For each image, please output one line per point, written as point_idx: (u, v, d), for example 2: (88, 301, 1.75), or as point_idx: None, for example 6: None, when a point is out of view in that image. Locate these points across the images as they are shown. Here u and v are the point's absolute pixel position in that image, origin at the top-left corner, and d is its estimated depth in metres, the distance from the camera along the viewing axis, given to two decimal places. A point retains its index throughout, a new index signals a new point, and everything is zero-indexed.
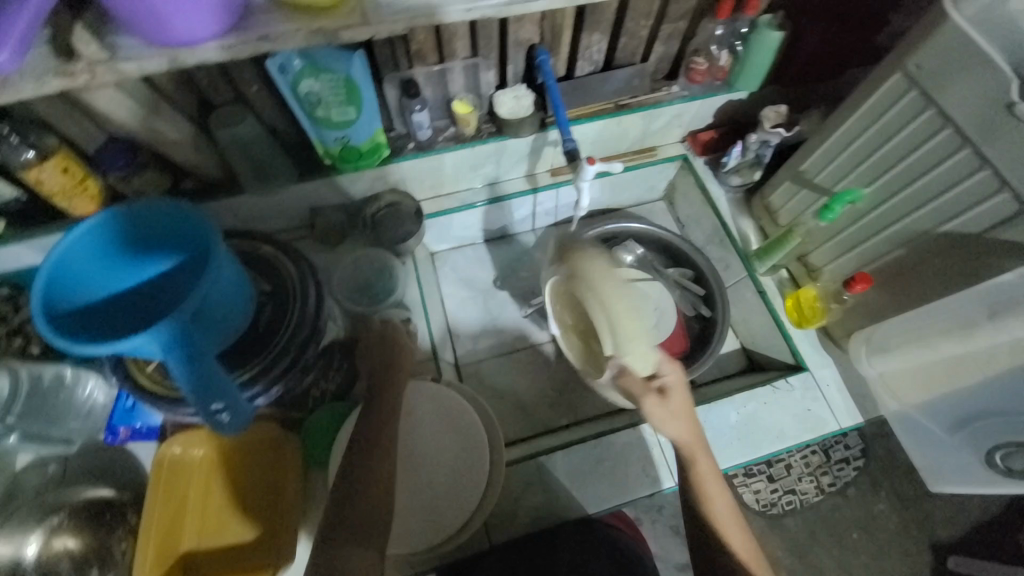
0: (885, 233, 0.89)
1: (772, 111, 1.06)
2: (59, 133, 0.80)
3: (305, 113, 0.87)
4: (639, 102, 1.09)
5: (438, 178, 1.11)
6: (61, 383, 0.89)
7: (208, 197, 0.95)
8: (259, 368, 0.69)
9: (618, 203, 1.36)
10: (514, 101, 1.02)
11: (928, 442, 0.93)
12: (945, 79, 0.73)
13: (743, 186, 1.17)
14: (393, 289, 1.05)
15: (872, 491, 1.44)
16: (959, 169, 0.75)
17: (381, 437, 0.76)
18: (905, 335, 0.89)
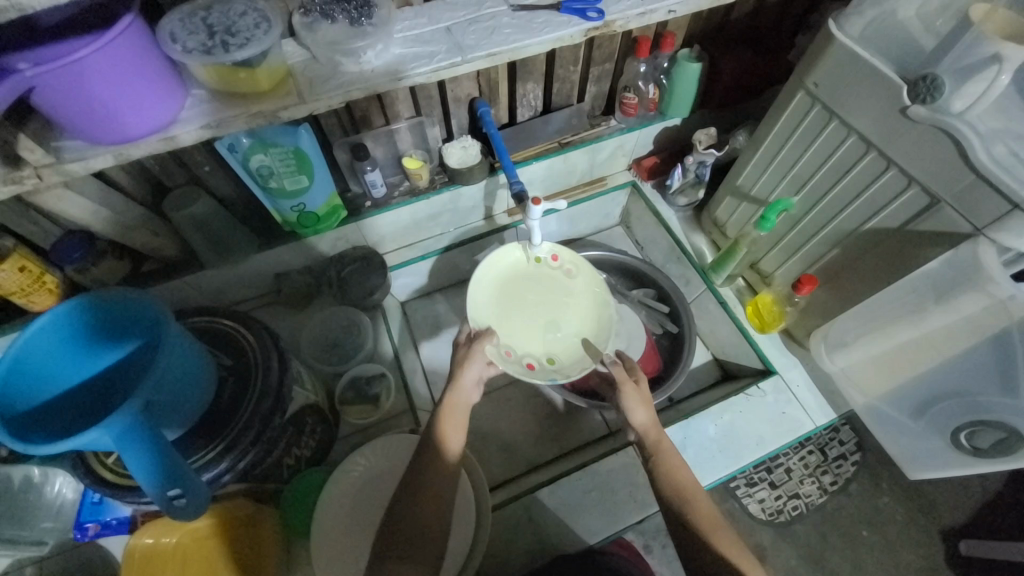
0: (821, 235, 0.94)
1: (704, 135, 1.13)
2: (15, 234, 0.81)
3: (259, 187, 0.91)
4: (581, 138, 1.16)
5: (397, 231, 1.15)
6: (30, 484, 0.85)
7: (171, 276, 0.96)
8: (221, 447, 0.68)
9: (578, 233, 1.41)
10: (462, 151, 1.08)
11: (898, 431, 0.95)
12: (840, 92, 0.80)
13: (690, 205, 1.24)
14: (363, 343, 1.06)
15: (872, 484, 1.45)
16: (870, 170, 0.82)
17: (430, 509, 0.70)
18: (858, 328, 0.93)
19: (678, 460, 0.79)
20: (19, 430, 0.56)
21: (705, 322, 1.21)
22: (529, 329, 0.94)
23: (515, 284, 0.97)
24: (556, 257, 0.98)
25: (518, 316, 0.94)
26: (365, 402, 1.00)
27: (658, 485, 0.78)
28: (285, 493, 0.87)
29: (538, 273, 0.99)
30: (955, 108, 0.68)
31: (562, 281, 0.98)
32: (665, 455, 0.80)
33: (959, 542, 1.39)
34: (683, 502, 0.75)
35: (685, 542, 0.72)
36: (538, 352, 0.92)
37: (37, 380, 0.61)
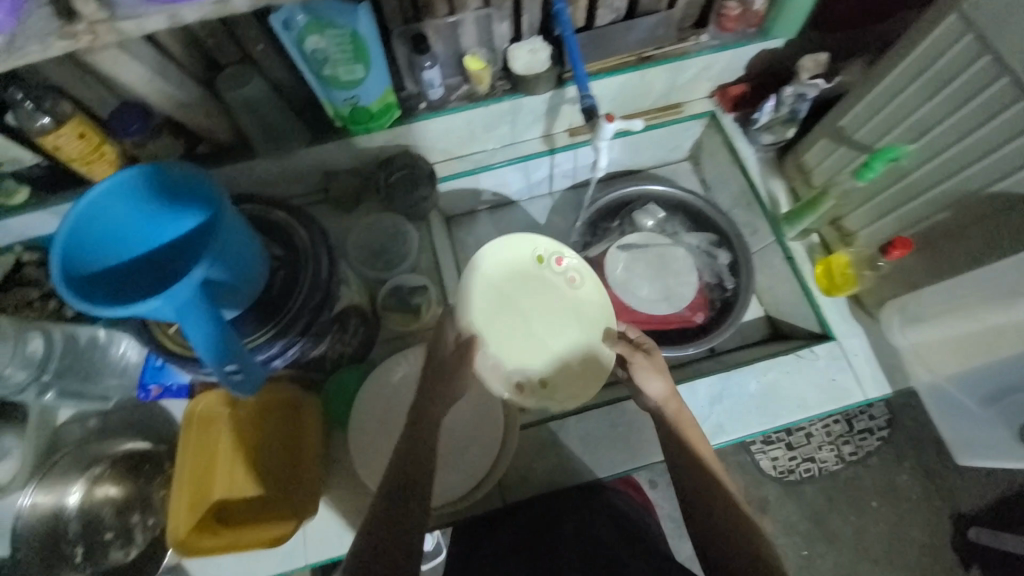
0: (931, 193, 0.83)
1: (811, 60, 0.97)
2: (74, 99, 0.80)
3: (312, 73, 0.84)
4: (664, 53, 1.03)
5: (450, 140, 1.08)
6: (96, 344, 0.93)
7: (222, 162, 0.95)
8: (273, 333, 0.70)
9: (640, 164, 1.29)
10: (529, 55, 0.97)
11: (956, 416, 0.90)
12: (1004, 17, 0.64)
13: (775, 145, 1.10)
14: (406, 254, 1.04)
15: (894, 460, 1.43)
16: (1017, 122, 0.68)
17: (412, 472, 0.69)
18: (944, 304, 0.84)
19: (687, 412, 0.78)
20: (83, 291, 0.57)
21: (766, 278, 1.12)
22: (532, 345, 0.86)
23: (507, 297, 0.87)
24: (559, 260, 0.90)
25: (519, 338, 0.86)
26: (406, 312, 0.99)
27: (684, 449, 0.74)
28: (327, 384, 0.92)
29: (540, 277, 0.89)
30: None
31: (567, 288, 0.89)
32: (686, 429, 0.76)
33: (969, 528, 1.38)
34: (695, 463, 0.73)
35: (693, 499, 0.70)
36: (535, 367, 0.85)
37: (98, 244, 0.61)
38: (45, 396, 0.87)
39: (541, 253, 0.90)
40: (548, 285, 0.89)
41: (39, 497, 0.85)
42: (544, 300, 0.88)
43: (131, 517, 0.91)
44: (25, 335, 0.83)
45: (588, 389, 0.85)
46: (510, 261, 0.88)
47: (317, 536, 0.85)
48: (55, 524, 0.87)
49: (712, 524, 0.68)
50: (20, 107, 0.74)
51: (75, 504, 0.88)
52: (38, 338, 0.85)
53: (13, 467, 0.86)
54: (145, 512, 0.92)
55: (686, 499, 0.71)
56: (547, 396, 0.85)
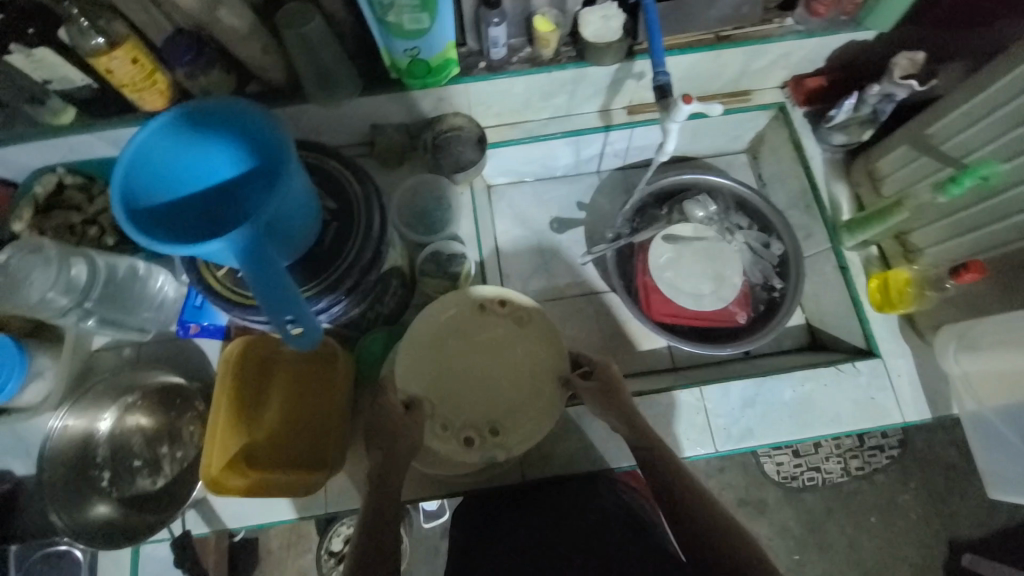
0: (1016, 218, 0.78)
1: (906, 58, 0.90)
2: (129, 21, 0.77)
3: (375, 17, 0.80)
4: (745, 34, 0.96)
5: (504, 104, 1.03)
6: (135, 275, 0.92)
7: (270, 103, 0.92)
8: (323, 287, 0.69)
9: (695, 152, 1.23)
10: (602, 21, 0.91)
11: (995, 449, 0.86)
12: None
13: (845, 147, 1.04)
14: (449, 220, 1.03)
15: (900, 480, 1.42)
16: None
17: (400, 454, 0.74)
18: (1008, 335, 0.81)
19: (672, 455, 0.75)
20: (142, 226, 0.55)
21: (813, 285, 1.08)
22: (478, 395, 0.81)
23: (450, 344, 0.82)
24: (502, 301, 0.83)
25: (464, 386, 0.81)
26: (443, 279, 0.98)
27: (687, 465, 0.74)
28: (360, 341, 0.92)
29: (483, 322, 0.83)
30: None
31: (513, 330, 0.83)
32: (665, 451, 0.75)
33: (964, 555, 1.37)
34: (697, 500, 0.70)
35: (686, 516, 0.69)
36: (482, 417, 0.80)
37: (155, 179, 0.59)
38: (87, 322, 0.89)
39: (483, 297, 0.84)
40: (492, 329, 0.83)
41: (70, 422, 0.88)
42: (490, 344, 0.82)
43: (160, 448, 0.92)
44: (68, 259, 0.83)
45: (537, 430, 0.79)
46: (446, 320, 0.84)
47: (338, 490, 0.87)
48: (85, 446, 0.90)
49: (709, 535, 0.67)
50: (75, 24, 0.72)
51: (106, 430, 0.91)
52: (82, 263, 0.85)
53: (42, 389, 0.89)
54: (174, 445, 0.93)
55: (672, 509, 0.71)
56: (497, 445, 0.79)
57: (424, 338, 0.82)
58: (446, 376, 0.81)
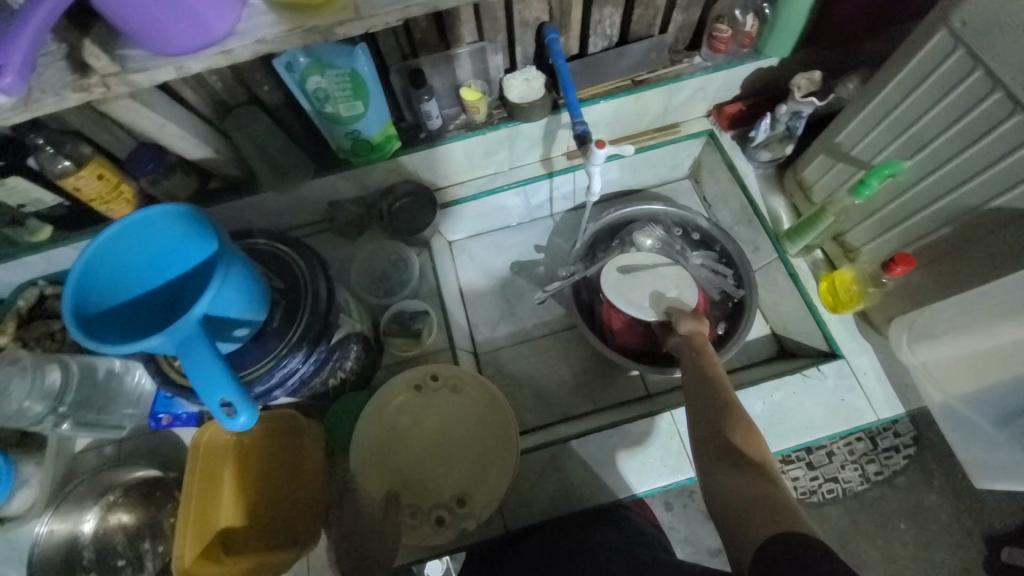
0: (932, 208, 0.81)
1: (804, 79, 0.97)
2: (94, 143, 0.85)
3: (314, 110, 0.89)
4: (658, 76, 1.04)
5: (450, 167, 1.11)
6: (113, 373, 0.98)
7: (230, 195, 0.99)
8: (273, 363, 0.72)
9: (640, 184, 1.30)
10: (524, 84, 1.00)
11: (973, 436, 0.86)
12: (993, 33, 0.64)
13: (773, 161, 1.09)
14: (408, 280, 1.08)
15: (923, 480, 1.28)
16: (1011, 137, 0.67)
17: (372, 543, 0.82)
18: (957, 320, 0.82)
19: (719, 364, 0.81)
20: (93, 333, 0.59)
21: (768, 294, 1.11)
22: (439, 471, 0.89)
23: (399, 429, 0.91)
24: (434, 377, 0.93)
25: (423, 467, 0.89)
26: (407, 337, 1.03)
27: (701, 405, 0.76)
28: (330, 410, 0.94)
29: (422, 402, 0.92)
30: None
31: (450, 400, 0.92)
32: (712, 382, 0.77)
33: (1001, 549, 1.24)
34: (723, 410, 0.72)
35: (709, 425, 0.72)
36: (448, 493, 0.88)
37: (104, 285, 0.63)
38: (61, 427, 0.92)
39: (416, 380, 0.93)
40: (433, 405, 0.92)
41: (55, 526, 0.90)
42: (437, 416, 0.92)
43: (141, 545, 0.91)
44: (44, 367, 0.88)
45: (499, 487, 0.86)
46: (390, 413, 0.91)
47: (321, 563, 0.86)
48: (71, 551, 0.90)
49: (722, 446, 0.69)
50: (43, 152, 0.79)
51: (89, 531, 0.91)
52: (57, 370, 0.90)
53: (29, 496, 0.90)
54: (155, 539, 0.92)
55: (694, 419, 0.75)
56: (466, 515, 0.86)
57: (373, 433, 0.89)
58: (403, 463, 0.89)
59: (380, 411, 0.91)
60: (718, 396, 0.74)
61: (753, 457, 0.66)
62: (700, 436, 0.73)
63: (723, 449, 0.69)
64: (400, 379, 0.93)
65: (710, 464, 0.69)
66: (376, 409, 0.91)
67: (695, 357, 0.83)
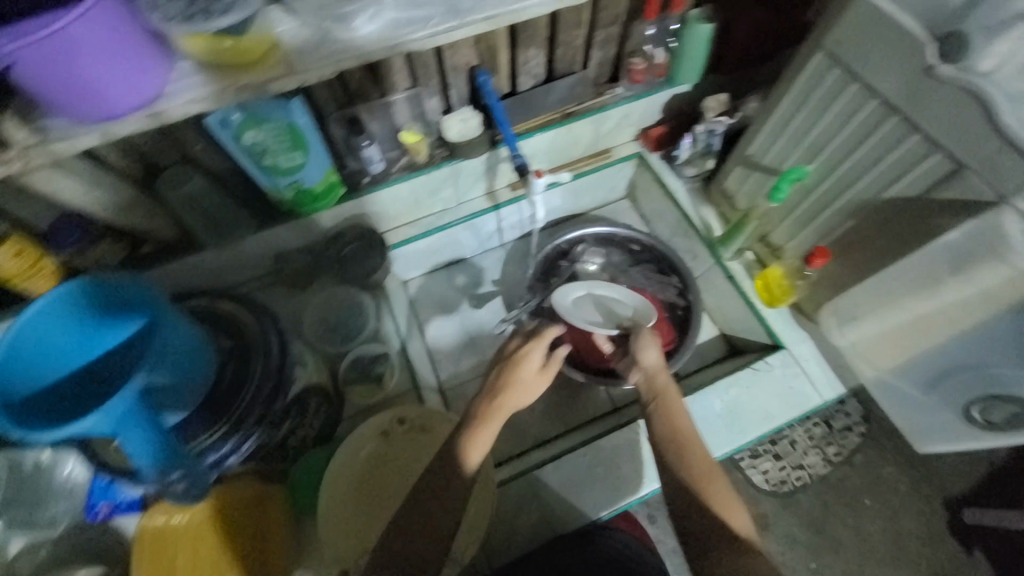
0: (840, 204, 0.89)
1: (714, 101, 1.10)
2: (10, 218, 0.80)
3: (253, 164, 0.88)
4: (585, 107, 1.12)
5: (397, 208, 1.12)
6: (42, 467, 0.88)
7: (168, 259, 0.96)
8: (229, 427, 0.74)
9: (582, 208, 1.37)
10: (461, 124, 1.04)
11: (906, 406, 0.94)
12: (863, 53, 0.74)
13: (698, 176, 1.20)
14: (365, 324, 1.07)
15: (878, 454, 1.36)
16: (890, 138, 0.77)
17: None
18: (873, 300, 0.89)
19: (681, 416, 0.75)
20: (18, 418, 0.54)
21: (712, 298, 1.19)
22: None
23: (369, 478, 0.87)
24: (401, 420, 0.91)
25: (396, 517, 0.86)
26: (368, 383, 1.01)
27: (673, 472, 0.71)
28: (292, 472, 0.89)
29: (391, 447, 0.89)
30: (982, 67, 0.64)
31: (420, 442, 0.90)
32: (679, 445, 0.72)
33: (963, 510, 1.31)
34: (699, 483, 0.68)
35: (682, 497, 0.69)
36: None
37: (27, 366, 0.58)
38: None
39: (383, 425, 0.90)
40: (402, 449, 0.90)
41: None
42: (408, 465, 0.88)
43: None
44: None
45: (478, 527, 0.84)
46: (360, 463, 0.88)
47: None
48: None
49: (700, 526, 0.65)
50: None
51: None
52: None
53: None
54: None
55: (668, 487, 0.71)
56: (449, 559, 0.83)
57: (342, 486, 0.86)
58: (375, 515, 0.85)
59: (347, 461, 0.87)
60: (686, 462, 0.71)
61: (736, 533, 0.64)
62: (676, 509, 0.69)
63: (703, 527, 0.65)
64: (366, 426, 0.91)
65: (687, 542, 0.67)
66: (344, 460, 0.87)
67: (660, 413, 0.76)
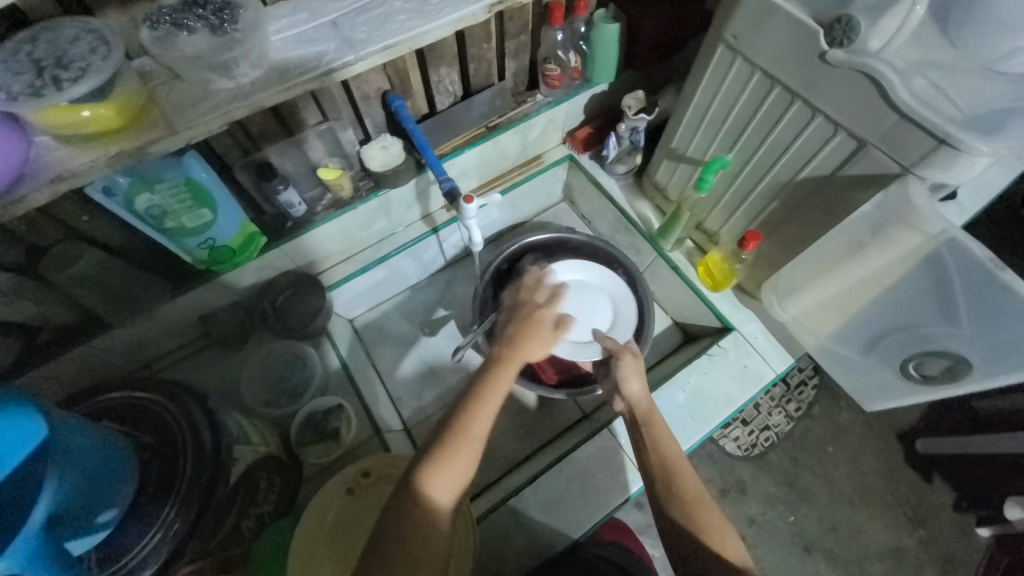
0: (759, 189, 0.93)
1: (631, 99, 1.11)
2: None
3: (153, 228, 0.80)
4: (507, 119, 1.10)
5: (329, 247, 1.06)
6: None
7: (70, 347, 0.85)
8: (162, 536, 0.68)
9: (523, 216, 1.35)
10: (383, 152, 1.00)
11: (851, 369, 0.96)
12: (760, 45, 0.77)
13: (629, 172, 1.21)
14: (313, 377, 1.01)
15: (832, 402, 1.43)
16: (797, 121, 0.80)
17: None
18: (804, 274, 0.92)
19: (668, 439, 0.74)
20: None
21: (661, 289, 1.21)
22: None
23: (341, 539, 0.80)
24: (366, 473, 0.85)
25: None
26: (324, 440, 0.94)
27: (663, 505, 0.70)
28: (253, 553, 0.78)
29: (360, 504, 0.83)
30: (871, 47, 0.67)
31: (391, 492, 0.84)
32: (671, 474, 0.71)
33: (916, 441, 1.37)
34: (691, 513, 0.68)
35: (674, 526, 0.68)
36: None
37: None
38: None
39: (349, 480, 0.84)
40: (372, 503, 0.83)
41: None
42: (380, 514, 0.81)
43: None
44: None
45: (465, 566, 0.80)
46: (328, 525, 0.80)
47: None
48: None
49: (696, 558, 0.65)
50: None
51: None
52: None
53: None
54: None
55: (660, 515, 0.71)
56: None
57: (311, 553, 0.77)
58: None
59: (316, 523, 0.80)
60: (679, 492, 0.69)
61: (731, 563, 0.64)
62: (670, 538, 0.69)
63: (701, 559, 0.65)
64: (334, 481, 0.84)
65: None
66: (310, 523, 0.80)
67: (647, 440, 0.75)
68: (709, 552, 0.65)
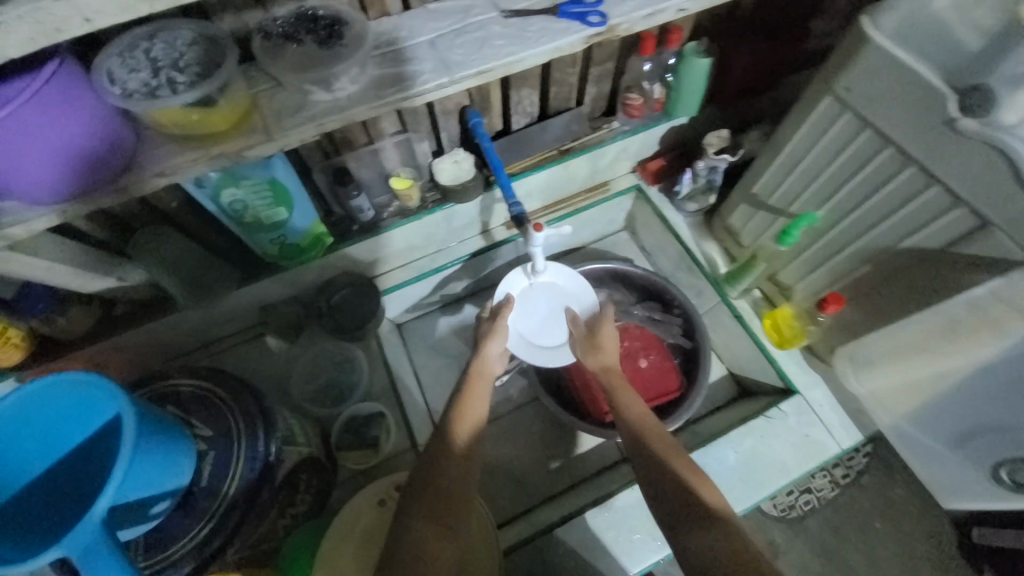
0: (849, 250, 0.87)
1: (715, 137, 1.05)
2: None
3: (232, 220, 0.83)
4: (581, 145, 1.07)
5: (389, 253, 1.07)
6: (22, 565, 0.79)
7: (139, 322, 0.89)
8: (209, 530, 0.70)
9: (580, 241, 1.32)
10: (454, 166, 0.99)
11: (928, 458, 0.90)
12: (877, 102, 0.71)
13: (699, 211, 1.16)
14: (357, 382, 1.02)
15: (886, 475, 1.28)
16: (908, 187, 0.74)
17: None
18: (890, 350, 0.84)
19: (642, 407, 0.80)
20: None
21: (719, 336, 1.15)
22: None
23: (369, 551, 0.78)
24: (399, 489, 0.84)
25: None
26: (363, 447, 0.96)
27: (640, 455, 0.73)
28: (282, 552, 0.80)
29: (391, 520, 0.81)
30: (1006, 121, 0.61)
31: None
32: (645, 426, 0.76)
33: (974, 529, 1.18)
34: (665, 456, 0.71)
35: (653, 476, 0.70)
36: None
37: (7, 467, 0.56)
38: None
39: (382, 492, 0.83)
40: None
41: None
42: None
43: None
44: None
45: None
46: (359, 535, 0.79)
47: None
48: None
49: (674, 497, 0.66)
50: None
51: None
52: None
53: None
54: None
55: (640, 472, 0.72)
56: None
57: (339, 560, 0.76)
58: None
59: (348, 531, 0.79)
60: (654, 441, 0.73)
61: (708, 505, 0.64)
62: (649, 489, 0.69)
63: (678, 500, 0.66)
64: (366, 491, 0.84)
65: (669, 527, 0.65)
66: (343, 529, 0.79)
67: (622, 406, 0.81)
68: (683, 486, 0.67)
